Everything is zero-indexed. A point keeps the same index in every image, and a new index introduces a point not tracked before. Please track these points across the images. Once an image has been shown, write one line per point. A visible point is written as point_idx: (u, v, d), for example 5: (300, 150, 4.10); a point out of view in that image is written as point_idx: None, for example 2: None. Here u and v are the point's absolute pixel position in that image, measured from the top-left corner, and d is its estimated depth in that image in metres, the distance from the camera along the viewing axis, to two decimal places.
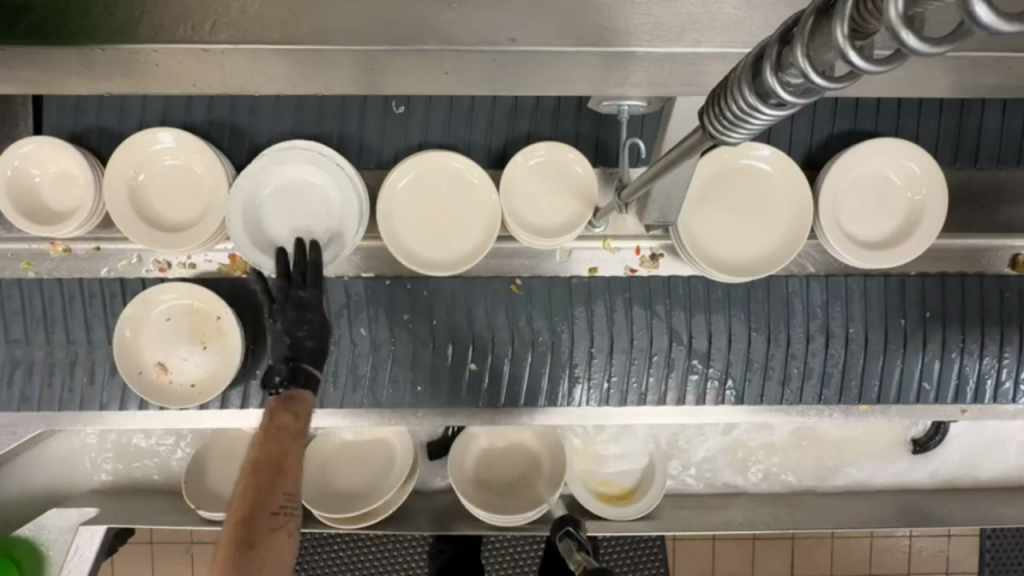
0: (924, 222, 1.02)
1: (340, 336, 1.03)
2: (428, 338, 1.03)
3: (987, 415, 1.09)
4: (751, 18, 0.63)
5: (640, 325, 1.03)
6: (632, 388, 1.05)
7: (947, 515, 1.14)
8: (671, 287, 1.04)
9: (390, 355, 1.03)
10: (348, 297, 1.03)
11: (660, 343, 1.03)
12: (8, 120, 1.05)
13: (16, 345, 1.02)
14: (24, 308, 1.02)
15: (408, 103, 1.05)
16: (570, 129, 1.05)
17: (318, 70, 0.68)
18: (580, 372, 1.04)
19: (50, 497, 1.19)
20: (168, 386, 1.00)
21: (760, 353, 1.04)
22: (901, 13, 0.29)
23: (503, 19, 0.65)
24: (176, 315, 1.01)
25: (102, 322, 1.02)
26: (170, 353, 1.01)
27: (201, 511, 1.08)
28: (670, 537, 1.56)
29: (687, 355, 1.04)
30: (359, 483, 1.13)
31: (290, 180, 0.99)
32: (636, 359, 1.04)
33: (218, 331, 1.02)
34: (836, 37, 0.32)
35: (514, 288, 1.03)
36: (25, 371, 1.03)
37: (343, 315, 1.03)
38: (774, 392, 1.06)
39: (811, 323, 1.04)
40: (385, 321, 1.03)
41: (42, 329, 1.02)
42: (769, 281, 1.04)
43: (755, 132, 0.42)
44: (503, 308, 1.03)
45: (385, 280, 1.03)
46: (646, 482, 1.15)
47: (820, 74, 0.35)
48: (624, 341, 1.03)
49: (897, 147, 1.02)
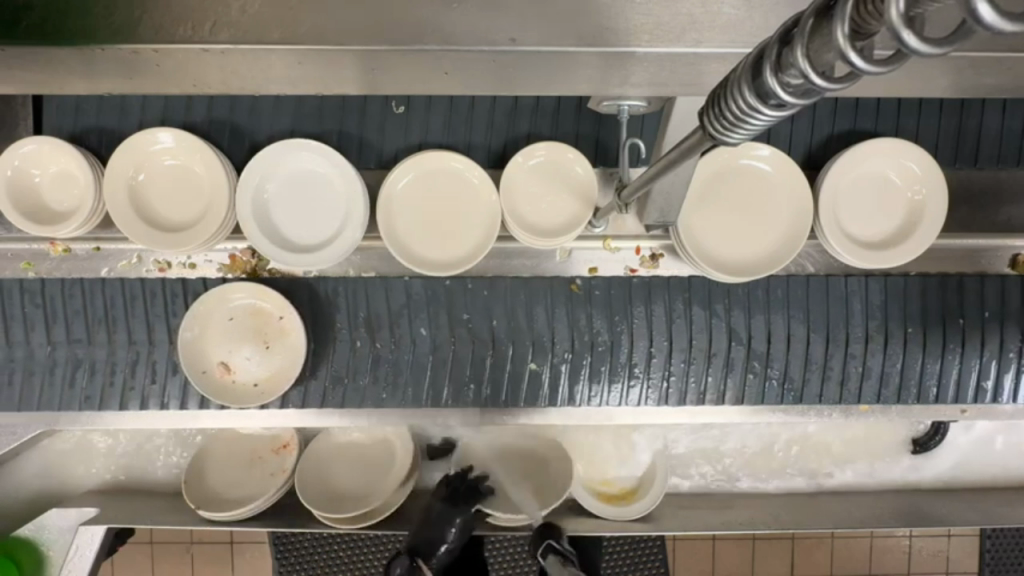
0: (925, 223, 1.02)
1: (400, 334, 1.03)
2: (489, 339, 1.03)
3: (987, 416, 1.09)
4: (751, 18, 0.63)
5: (701, 324, 1.04)
6: (691, 388, 1.05)
7: (945, 515, 1.14)
8: (731, 290, 1.04)
9: (450, 354, 1.03)
10: (408, 297, 1.03)
11: (720, 343, 1.04)
12: (8, 120, 1.05)
13: (78, 344, 1.02)
14: (86, 308, 1.02)
15: (408, 103, 1.05)
16: (570, 129, 1.05)
17: (319, 70, 0.68)
18: (639, 371, 1.04)
19: (48, 498, 1.19)
20: (231, 385, 1.01)
21: (819, 353, 1.05)
22: (902, 13, 0.29)
23: (504, 19, 0.65)
24: (239, 314, 1.02)
25: (164, 322, 1.02)
26: (234, 353, 1.01)
27: (200, 511, 1.07)
28: (670, 537, 1.56)
29: (747, 355, 1.04)
30: (359, 483, 1.13)
31: (292, 178, 1.00)
32: (695, 359, 1.04)
33: (282, 331, 1.02)
34: (837, 39, 0.32)
35: (575, 288, 1.03)
36: (88, 370, 1.03)
37: (403, 315, 1.03)
38: (833, 392, 1.06)
39: (870, 323, 1.05)
40: (445, 321, 1.03)
41: (105, 329, 1.02)
42: (829, 279, 1.04)
43: (755, 132, 0.42)
44: (563, 308, 1.03)
45: (446, 280, 1.03)
46: (646, 481, 1.16)
47: (820, 75, 0.35)
48: (684, 341, 1.04)
49: (899, 147, 1.02)
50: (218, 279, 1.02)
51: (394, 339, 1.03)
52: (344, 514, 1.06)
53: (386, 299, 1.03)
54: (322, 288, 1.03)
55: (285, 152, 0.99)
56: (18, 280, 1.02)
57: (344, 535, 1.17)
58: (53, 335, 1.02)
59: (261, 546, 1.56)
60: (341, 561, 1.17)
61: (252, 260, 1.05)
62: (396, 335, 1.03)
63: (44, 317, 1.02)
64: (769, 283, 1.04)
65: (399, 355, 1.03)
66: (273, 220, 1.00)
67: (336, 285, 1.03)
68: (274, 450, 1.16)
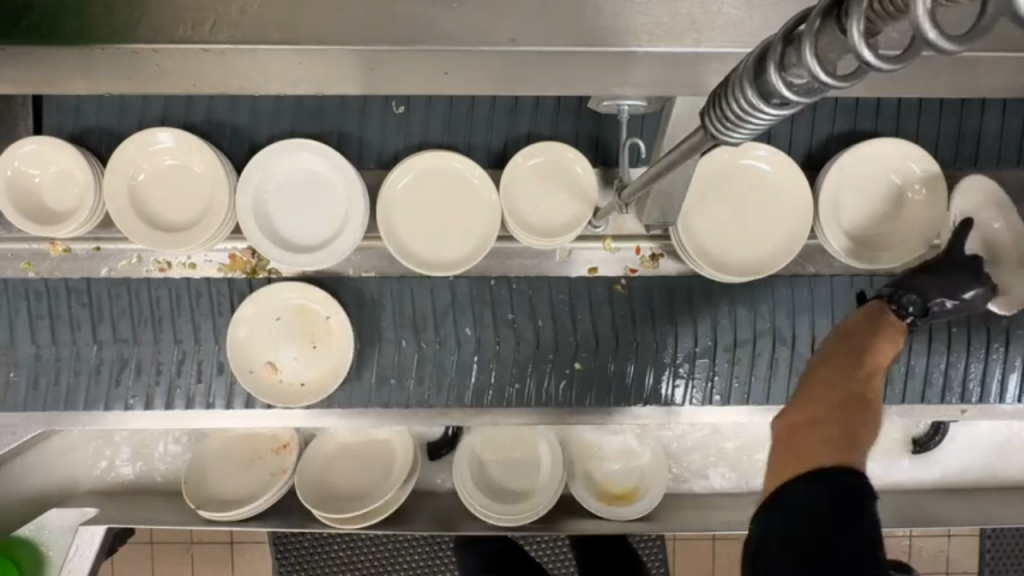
0: (923, 223, 1.02)
1: (444, 335, 1.04)
2: (534, 339, 1.04)
3: (987, 416, 1.08)
4: (750, 18, 0.63)
5: (744, 324, 1.05)
6: (735, 388, 1.05)
7: (945, 516, 1.14)
8: (774, 288, 1.05)
9: (495, 355, 1.04)
10: (453, 297, 1.04)
11: (764, 344, 1.05)
12: (8, 119, 1.05)
13: (124, 344, 1.04)
14: (132, 307, 1.03)
15: (408, 103, 1.05)
16: (570, 129, 1.05)
17: (320, 70, 0.68)
18: (682, 370, 1.05)
19: (47, 498, 1.19)
20: (278, 384, 1.03)
21: None
22: (928, 10, 0.29)
23: (503, 19, 0.65)
24: (287, 314, 1.04)
25: (210, 322, 1.04)
26: (280, 353, 1.03)
27: (200, 511, 1.08)
28: (671, 537, 1.56)
29: (791, 356, 1.05)
30: (359, 483, 1.13)
31: (291, 177, 1.00)
32: (738, 359, 1.05)
33: (328, 331, 1.04)
34: (851, 34, 0.32)
35: (617, 288, 1.04)
36: (134, 369, 1.05)
37: (448, 315, 1.04)
38: None
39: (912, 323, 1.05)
40: (490, 321, 1.04)
41: (150, 328, 1.04)
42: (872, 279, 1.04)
43: (755, 132, 0.42)
44: (608, 308, 1.04)
45: (490, 279, 1.04)
46: (646, 481, 1.16)
47: (827, 73, 0.35)
48: (728, 341, 1.05)
49: (898, 148, 1.02)
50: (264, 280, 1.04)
51: (439, 339, 1.04)
52: (349, 513, 1.06)
53: (431, 299, 1.04)
54: (368, 288, 1.04)
55: (284, 152, 0.99)
56: (64, 279, 1.03)
57: (344, 535, 1.17)
58: (99, 334, 1.04)
59: (261, 546, 1.56)
60: (341, 561, 1.17)
61: (252, 260, 1.05)
62: (441, 336, 1.04)
63: (90, 316, 1.03)
64: (811, 284, 1.05)
65: (444, 356, 1.04)
66: (272, 220, 1.00)
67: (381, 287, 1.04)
68: (274, 450, 1.16)
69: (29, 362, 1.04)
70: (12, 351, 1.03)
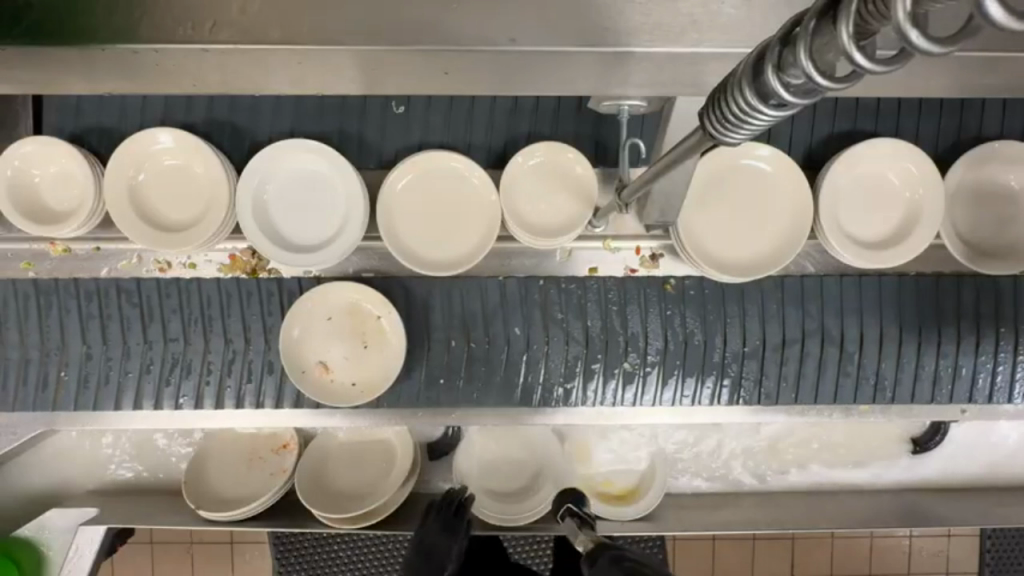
0: (923, 222, 1.01)
1: (494, 333, 1.02)
2: (584, 339, 1.02)
3: (987, 416, 1.09)
4: (750, 18, 0.64)
5: (794, 323, 1.04)
6: (784, 388, 1.05)
7: (946, 515, 1.14)
8: (824, 287, 1.04)
9: (544, 355, 1.03)
10: (502, 297, 1.02)
11: (813, 344, 1.04)
12: (8, 119, 1.05)
13: (174, 343, 1.02)
14: (182, 307, 1.02)
15: (408, 103, 1.04)
16: (570, 129, 1.05)
17: (321, 71, 0.68)
18: (730, 371, 1.04)
19: (45, 499, 1.19)
20: (331, 385, 1.01)
21: (913, 353, 1.05)
22: (909, 14, 0.29)
23: (503, 18, 0.65)
24: (337, 314, 1.02)
25: (260, 322, 1.02)
26: (332, 353, 1.02)
27: (200, 510, 1.08)
28: (671, 538, 1.55)
29: (839, 356, 1.05)
30: (376, 484, 1.12)
31: (290, 177, 1.00)
32: (787, 359, 1.04)
33: (381, 332, 1.02)
34: (841, 38, 0.32)
35: (668, 287, 1.03)
36: (183, 368, 1.03)
37: (498, 314, 1.02)
38: (925, 392, 1.06)
39: (963, 322, 1.05)
40: (540, 320, 1.03)
41: (200, 328, 1.02)
42: (919, 279, 1.05)
43: (756, 132, 0.42)
44: (658, 308, 1.03)
45: (540, 279, 1.03)
46: (646, 481, 1.16)
47: (822, 75, 0.35)
48: (777, 339, 1.04)
49: (897, 148, 1.02)
50: (313, 281, 1.03)
51: (489, 338, 1.02)
52: (348, 513, 1.06)
53: (481, 298, 1.02)
54: (404, 289, 1.03)
55: (284, 152, 0.99)
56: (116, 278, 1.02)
57: (343, 535, 1.17)
58: (148, 334, 1.02)
59: (261, 546, 1.56)
60: (340, 561, 1.17)
61: (252, 260, 1.05)
62: (491, 334, 1.02)
63: (140, 315, 1.01)
64: (860, 284, 1.04)
65: (493, 355, 1.03)
66: (273, 220, 1.00)
67: (428, 288, 1.02)
68: (274, 450, 1.16)
69: (81, 361, 1.02)
70: (65, 351, 1.02)
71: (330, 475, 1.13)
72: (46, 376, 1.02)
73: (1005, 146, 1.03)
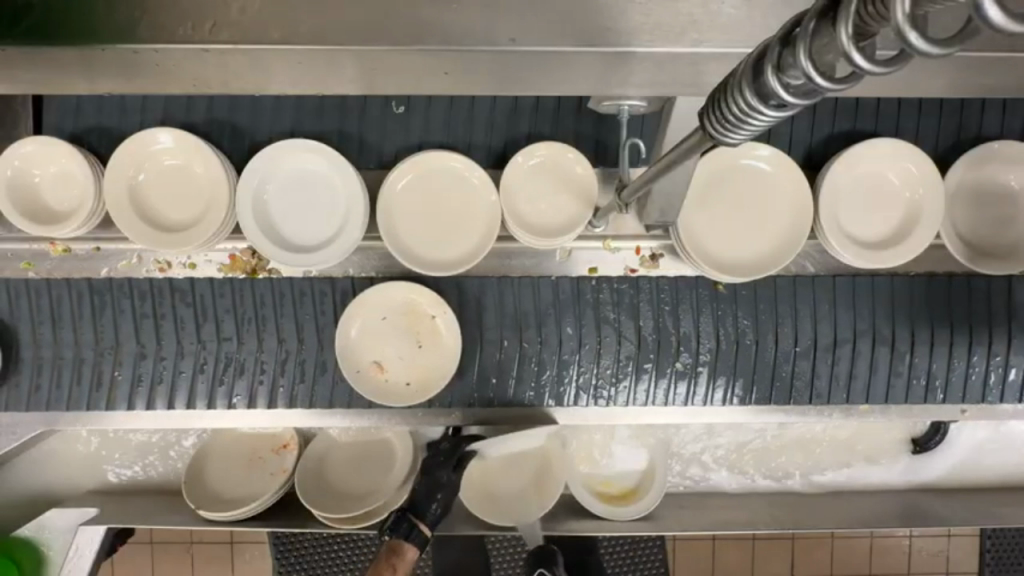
0: (924, 222, 1.01)
1: (547, 334, 1.03)
2: (636, 339, 1.03)
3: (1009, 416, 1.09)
4: (750, 19, 0.64)
5: (844, 324, 1.04)
6: (835, 387, 1.05)
7: (946, 515, 1.14)
8: (875, 287, 1.05)
9: (597, 354, 1.03)
10: (555, 296, 1.03)
11: (865, 344, 1.05)
12: (8, 120, 1.05)
13: (226, 343, 1.02)
14: (236, 307, 1.02)
15: (408, 103, 1.05)
16: (570, 129, 1.05)
17: (322, 71, 0.68)
18: (783, 371, 1.05)
19: (44, 500, 1.19)
20: (387, 385, 1.01)
21: (963, 352, 1.05)
22: (908, 13, 0.29)
23: (504, 19, 0.65)
24: (393, 315, 1.02)
25: (313, 322, 1.03)
26: (387, 352, 1.01)
27: (200, 511, 1.08)
28: (671, 537, 1.55)
29: (890, 355, 1.05)
30: (387, 483, 1.12)
31: (290, 177, 1.00)
32: (838, 359, 1.05)
33: (436, 332, 1.01)
34: (841, 39, 0.32)
35: (719, 288, 1.03)
36: (236, 368, 1.03)
37: (550, 314, 1.03)
38: (974, 391, 1.07)
39: (1013, 322, 1.05)
40: (593, 320, 1.03)
41: (254, 329, 1.02)
42: (969, 279, 1.05)
43: (756, 132, 0.42)
44: (709, 308, 1.03)
45: (591, 280, 1.03)
46: (646, 482, 1.16)
47: (822, 75, 0.35)
48: (828, 339, 1.04)
49: (896, 149, 1.02)
50: (332, 282, 1.03)
51: (542, 338, 1.03)
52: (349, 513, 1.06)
53: (534, 298, 1.03)
54: None
55: (284, 152, 0.99)
56: (134, 278, 1.02)
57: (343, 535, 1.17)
58: (203, 333, 1.02)
59: (262, 546, 1.56)
60: (341, 561, 1.17)
61: (252, 260, 1.04)
62: (544, 333, 1.03)
63: (195, 314, 1.02)
64: (910, 283, 1.05)
65: (546, 355, 1.03)
66: (273, 220, 1.00)
67: (480, 286, 1.03)
68: (274, 450, 1.16)
69: (135, 360, 1.03)
70: (119, 350, 1.03)
71: (336, 472, 1.14)
72: (101, 375, 1.03)
73: (1005, 145, 1.03)
